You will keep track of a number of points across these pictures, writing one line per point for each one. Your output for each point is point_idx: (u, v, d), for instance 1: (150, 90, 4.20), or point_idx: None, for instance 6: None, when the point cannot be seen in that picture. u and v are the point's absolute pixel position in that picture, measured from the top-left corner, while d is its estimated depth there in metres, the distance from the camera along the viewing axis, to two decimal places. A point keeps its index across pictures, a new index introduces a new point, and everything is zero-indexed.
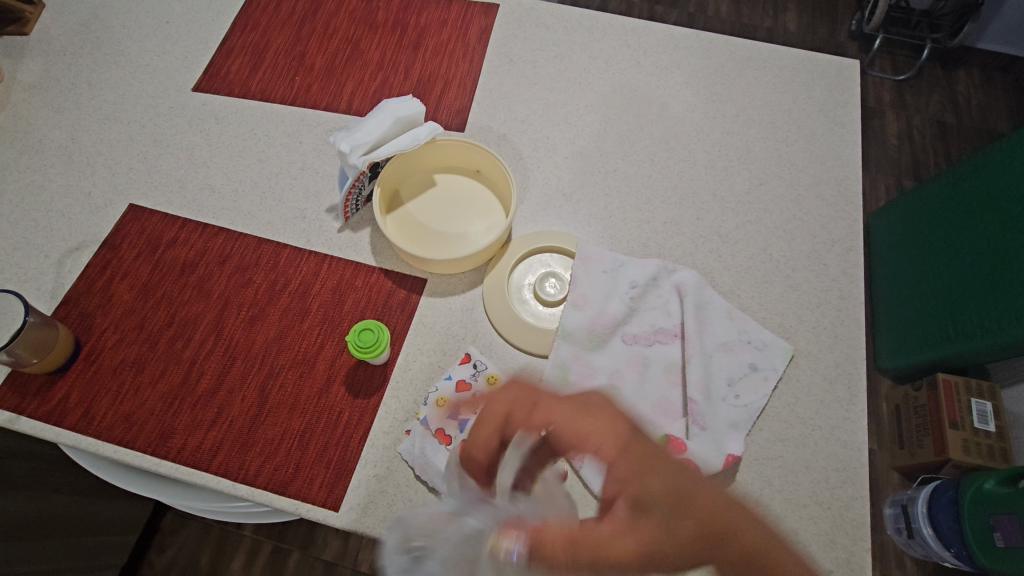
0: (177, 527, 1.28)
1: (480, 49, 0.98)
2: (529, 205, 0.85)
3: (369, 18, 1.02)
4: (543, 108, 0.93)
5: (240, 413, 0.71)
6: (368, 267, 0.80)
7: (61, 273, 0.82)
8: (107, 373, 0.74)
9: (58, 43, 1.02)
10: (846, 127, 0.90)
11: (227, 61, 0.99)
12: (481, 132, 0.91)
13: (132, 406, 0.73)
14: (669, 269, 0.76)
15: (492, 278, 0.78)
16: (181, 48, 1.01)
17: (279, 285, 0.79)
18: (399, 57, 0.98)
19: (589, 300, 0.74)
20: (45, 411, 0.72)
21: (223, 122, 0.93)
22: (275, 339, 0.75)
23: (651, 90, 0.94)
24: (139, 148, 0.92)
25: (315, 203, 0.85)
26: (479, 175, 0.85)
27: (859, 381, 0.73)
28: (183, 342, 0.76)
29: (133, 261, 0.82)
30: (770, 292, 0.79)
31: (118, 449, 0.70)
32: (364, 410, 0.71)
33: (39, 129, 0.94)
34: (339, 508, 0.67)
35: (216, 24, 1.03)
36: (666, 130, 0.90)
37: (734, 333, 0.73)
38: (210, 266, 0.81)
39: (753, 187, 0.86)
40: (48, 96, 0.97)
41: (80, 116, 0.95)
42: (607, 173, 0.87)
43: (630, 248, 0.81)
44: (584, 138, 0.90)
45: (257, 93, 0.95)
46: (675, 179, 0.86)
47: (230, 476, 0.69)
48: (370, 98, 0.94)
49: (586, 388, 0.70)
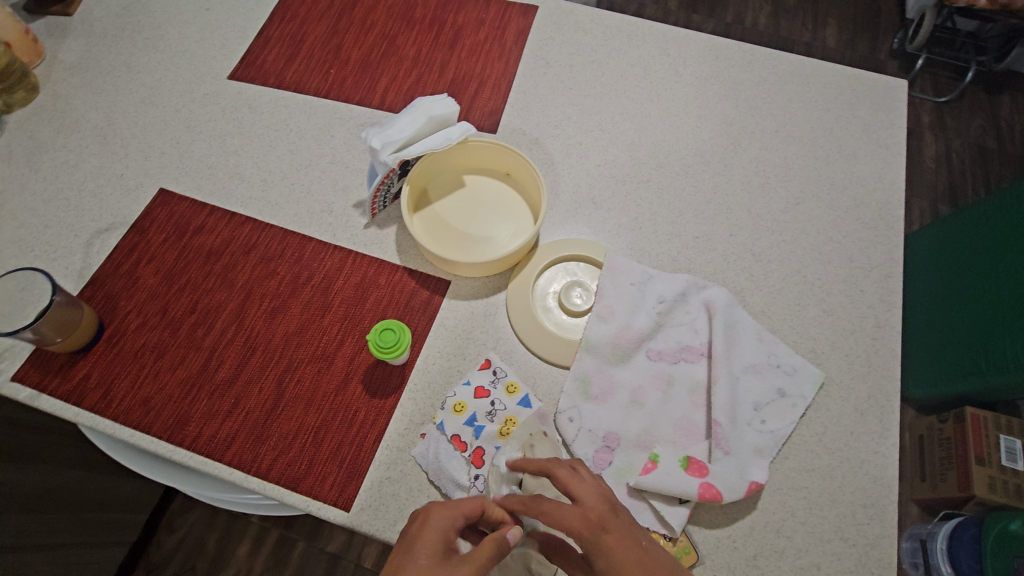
0: (186, 510, 1.32)
1: (517, 50, 0.97)
2: (557, 211, 0.83)
3: (406, 15, 1.02)
4: (577, 114, 0.91)
5: (256, 405, 0.71)
6: (393, 265, 0.79)
7: (89, 253, 0.82)
8: (129, 356, 0.74)
9: (101, 25, 1.04)
10: (891, 149, 0.87)
11: (265, 50, 0.99)
12: (514, 135, 0.90)
13: (151, 390, 0.72)
14: (699, 285, 0.74)
15: (516, 283, 0.76)
16: (220, 35, 1.02)
17: (302, 278, 0.79)
18: (434, 54, 0.98)
19: (615, 313, 0.72)
20: (66, 389, 0.72)
21: (256, 111, 0.93)
22: (296, 333, 0.75)
23: (689, 100, 0.92)
24: (172, 134, 0.92)
25: (342, 198, 0.85)
26: (509, 179, 0.84)
27: (892, 414, 0.70)
28: (205, 330, 0.76)
29: (161, 245, 0.82)
30: (803, 315, 0.76)
31: (135, 433, 0.70)
32: (380, 410, 0.70)
33: (77, 109, 0.95)
34: (349, 509, 0.65)
35: (255, 14, 1.03)
36: (702, 142, 0.88)
37: (763, 355, 0.71)
38: (235, 255, 0.81)
39: (790, 206, 0.83)
40: (87, 77, 0.98)
41: (117, 98, 0.96)
42: (640, 183, 0.85)
43: (659, 261, 0.80)
44: (617, 146, 0.88)
45: (291, 85, 0.96)
46: (710, 193, 0.84)
47: (243, 468, 0.68)
48: (403, 94, 0.94)
49: (607, 403, 0.68)
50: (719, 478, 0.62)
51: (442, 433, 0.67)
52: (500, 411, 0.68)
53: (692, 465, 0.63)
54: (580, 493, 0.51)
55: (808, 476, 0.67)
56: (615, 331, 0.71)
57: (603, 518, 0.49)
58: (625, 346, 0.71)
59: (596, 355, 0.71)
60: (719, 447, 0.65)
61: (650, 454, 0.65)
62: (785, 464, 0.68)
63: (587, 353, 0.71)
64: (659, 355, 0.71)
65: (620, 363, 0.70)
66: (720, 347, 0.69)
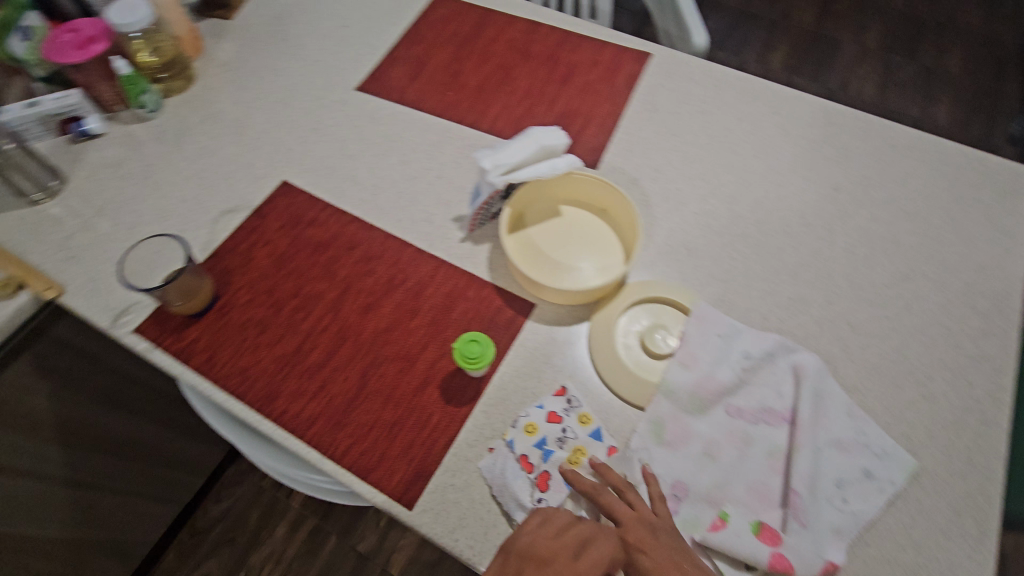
0: (235, 483, 1.50)
1: (626, 93, 1.00)
2: (649, 252, 0.84)
3: (525, 49, 1.08)
4: (680, 160, 0.93)
5: (340, 392, 0.75)
6: (482, 281, 0.82)
7: (215, 229, 0.90)
8: (234, 327, 0.81)
9: (253, 30, 1.16)
10: (1014, 238, 0.83)
11: (392, 68, 1.07)
12: (614, 173, 0.92)
13: (249, 361, 0.78)
14: (789, 348, 0.72)
15: (600, 317, 0.77)
16: (354, 50, 1.11)
17: (397, 280, 0.83)
18: (546, 88, 1.02)
19: (698, 361, 0.72)
20: (177, 348, 0.79)
21: (376, 122, 1.01)
22: (385, 330, 0.79)
23: (796, 161, 0.91)
24: (300, 133, 1.01)
25: (443, 211, 0.90)
26: (604, 215, 0.86)
27: (992, 520, 0.65)
28: (303, 314, 0.81)
29: (275, 232, 0.89)
30: (898, 397, 0.72)
31: (229, 399, 0.75)
32: (453, 418, 0.72)
33: (222, 102, 1.06)
34: (412, 508, 0.67)
35: (388, 34, 1.13)
36: (805, 204, 0.87)
37: (850, 431, 0.68)
38: (339, 250, 0.87)
39: (894, 281, 0.80)
40: (235, 74, 1.10)
41: (258, 96, 1.06)
42: (736, 236, 0.85)
43: (748, 317, 0.78)
44: (716, 197, 0.89)
45: (411, 101, 1.03)
46: (809, 256, 0.83)
47: (319, 449, 0.71)
48: (512, 122, 0.99)
49: (680, 451, 0.67)
50: (793, 550, 0.60)
51: (511, 451, 0.68)
52: (570, 440, 0.69)
53: (765, 532, 0.61)
54: (621, 516, 0.58)
55: (890, 568, 0.63)
56: (696, 380, 0.70)
57: (641, 541, 0.56)
58: (705, 396, 0.70)
59: (674, 401, 0.70)
60: (795, 518, 0.62)
61: (720, 511, 0.63)
62: (864, 550, 0.64)
63: (665, 398, 0.70)
64: (739, 412, 0.69)
65: (698, 413, 0.69)
66: (806, 414, 0.67)
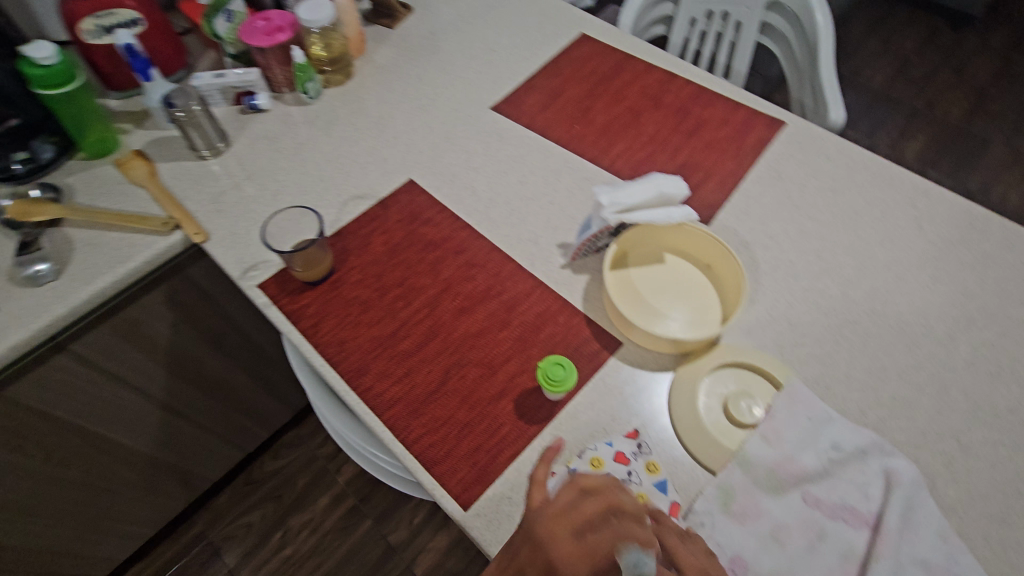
0: (294, 445, 1.60)
1: (752, 157, 1.00)
2: (748, 317, 0.82)
3: (657, 98, 1.10)
4: (797, 232, 0.90)
5: (422, 383, 0.79)
6: (575, 309, 0.84)
7: (342, 210, 0.99)
8: (342, 302, 0.87)
9: (410, 41, 1.27)
10: None
11: (527, 94, 1.14)
12: (726, 232, 0.91)
13: (348, 335, 0.84)
14: (885, 449, 0.68)
15: (685, 370, 0.77)
16: (496, 72, 1.19)
17: (494, 291, 0.87)
18: (672, 138, 1.04)
19: (782, 440, 0.69)
20: (290, 309, 0.87)
21: (503, 141, 1.07)
22: (474, 335, 0.83)
23: (925, 258, 0.86)
24: (432, 139, 1.09)
25: (550, 236, 0.93)
26: (708, 271, 0.86)
27: None
28: (403, 304, 0.87)
29: (394, 223, 0.96)
30: (1003, 535, 0.65)
31: (324, 365, 0.82)
32: (522, 433, 0.73)
33: (371, 99, 1.17)
34: (467, 509, 0.69)
35: (530, 63, 1.19)
36: (928, 304, 0.82)
37: (941, 555, 0.62)
38: (447, 252, 0.92)
39: (1019, 408, 0.73)
40: (387, 77, 1.20)
41: (403, 99, 1.16)
42: (845, 321, 0.81)
43: (843, 407, 0.74)
44: (829, 277, 0.86)
45: (539, 128, 1.08)
46: (923, 359, 0.78)
47: (393, 431, 0.75)
48: (632, 164, 1.01)
49: (745, 526, 0.65)
50: None
51: None
52: (634, 484, 0.69)
53: None
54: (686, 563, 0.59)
55: None
56: (776, 457, 0.68)
57: None
58: (782, 477, 0.67)
59: (749, 473, 0.67)
60: None
61: None
62: None
63: (739, 467, 0.68)
64: (818, 503, 0.65)
65: (772, 492, 0.66)
66: (893, 524, 0.62)
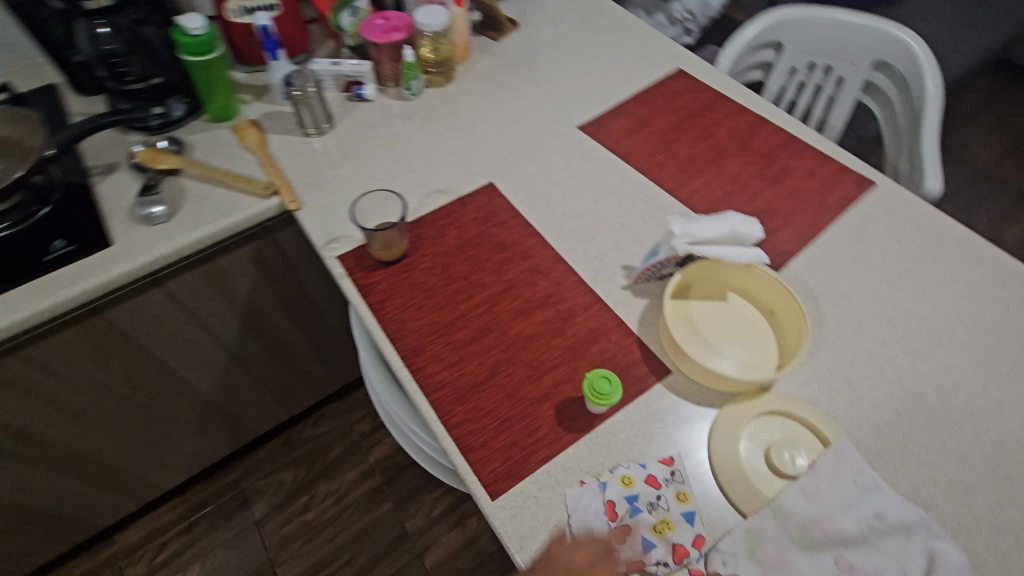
0: (334, 416, 1.68)
1: (835, 212, 0.98)
2: (806, 370, 0.81)
3: (745, 140, 1.11)
4: (871, 294, 0.88)
5: (471, 372, 0.82)
6: (630, 330, 0.86)
7: (424, 201, 1.05)
8: (410, 284, 0.93)
9: (511, 54, 1.33)
10: None
11: (616, 119, 1.17)
12: (795, 282, 0.90)
13: (410, 316, 0.89)
14: (933, 529, 0.64)
15: (732, 409, 0.76)
16: (589, 94, 1.23)
17: (553, 299, 0.90)
18: (754, 181, 1.04)
19: (822, 497, 0.67)
20: (362, 282, 0.93)
21: (585, 160, 1.10)
22: (527, 337, 0.85)
23: (1008, 344, 0.82)
24: (517, 148, 1.14)
25: (616, 256, 0.95)
26: (771, 316, 0.85)
27: None
28: (465, 296, 0.91)
29: (469, 220, 1.01)
30: None
31: (383, 339, 0.87)
32: (559, 439, 0.75)
33: (466, 103, 1.23)
34: (494, 499, 0.71)
35: (623, 90, 1.23)
36: (1004, 392, 0.78)
37: None
38: (514, 255, 0.96)
39: None
40: (485, 85, 1.27)
41: (496, 107, 1.22)
42: (908, 392, 0.78)
43: (893, 479, 0.72)
44: (899, 345, 0.83)
45: (622, 152, 1.11)
46: (989, 447, 0.74)
47: (437, 412, 0.79)
48: (709, 201, 1.02)
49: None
50: None
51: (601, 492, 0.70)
52: (660, 509, 0.70)
53: None
54: None
55: None
56: (813, 514, 0.66)
57: None
58: (816, 535, 0.65)
59: (781, 524, 0.66)
60: None
61: None
62: None
63: (772, 516, 0.67)
64: (851, 569, 0.63)
65: (803, 548, 0.65)
66: None
